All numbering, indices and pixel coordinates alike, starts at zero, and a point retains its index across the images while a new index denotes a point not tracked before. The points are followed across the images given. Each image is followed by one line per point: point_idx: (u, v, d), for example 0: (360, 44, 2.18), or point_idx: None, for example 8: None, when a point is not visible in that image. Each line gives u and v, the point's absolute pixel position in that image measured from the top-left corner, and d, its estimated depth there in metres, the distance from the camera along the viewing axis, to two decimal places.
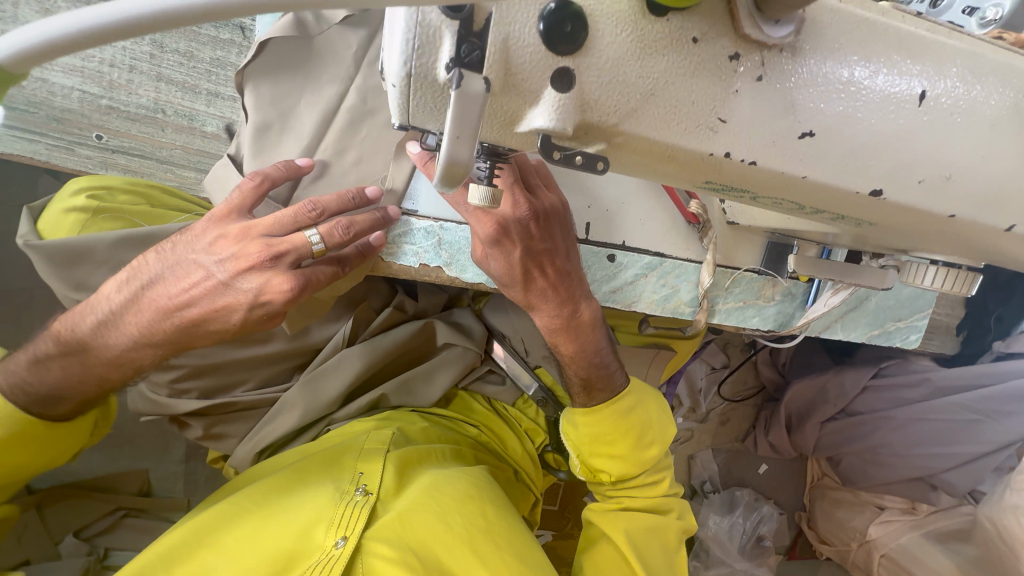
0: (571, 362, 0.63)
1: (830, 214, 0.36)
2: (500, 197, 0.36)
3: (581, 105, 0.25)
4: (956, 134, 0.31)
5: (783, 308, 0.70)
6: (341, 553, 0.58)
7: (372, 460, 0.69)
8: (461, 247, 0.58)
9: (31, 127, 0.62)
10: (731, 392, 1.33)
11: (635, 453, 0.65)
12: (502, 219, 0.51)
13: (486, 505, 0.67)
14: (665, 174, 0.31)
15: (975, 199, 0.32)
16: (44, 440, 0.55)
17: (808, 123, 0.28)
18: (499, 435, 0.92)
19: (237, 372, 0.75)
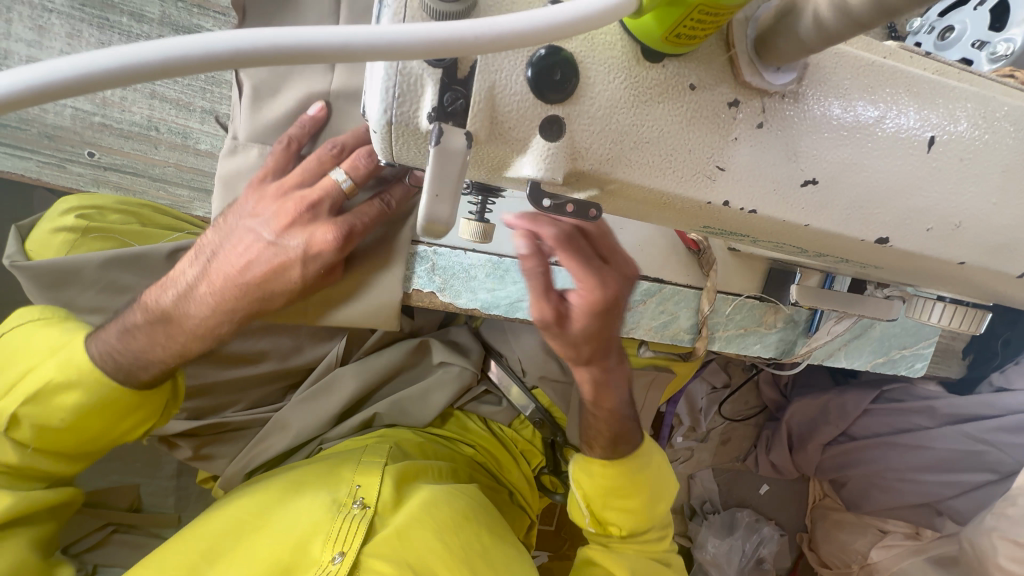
0: (601, 414, 0.64)
1: (832, 256, 0.35)
2: (491, 232, 0.37)
3: (571, 154, 0.24)
4: (967, 181, 0.29)
5: (786, 336, 0.68)
6: (339, 569, 0.57)
7: (368, 471, 0.68)
8: (455, 272, 0.57)
9: (23, 143, 0.61)
10: (731, 411, 1.29)
11: (647, 507, 0.66)
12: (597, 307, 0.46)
13: (486, 534, 0.66)
14: (661, 219, 0.30)
15: (985, 246, 0.31)
16: (118, 407, 0.54)
17: (811, 170, 0.27)
18: (495, 456, 0.91)
19: (227, 392, 0.74)
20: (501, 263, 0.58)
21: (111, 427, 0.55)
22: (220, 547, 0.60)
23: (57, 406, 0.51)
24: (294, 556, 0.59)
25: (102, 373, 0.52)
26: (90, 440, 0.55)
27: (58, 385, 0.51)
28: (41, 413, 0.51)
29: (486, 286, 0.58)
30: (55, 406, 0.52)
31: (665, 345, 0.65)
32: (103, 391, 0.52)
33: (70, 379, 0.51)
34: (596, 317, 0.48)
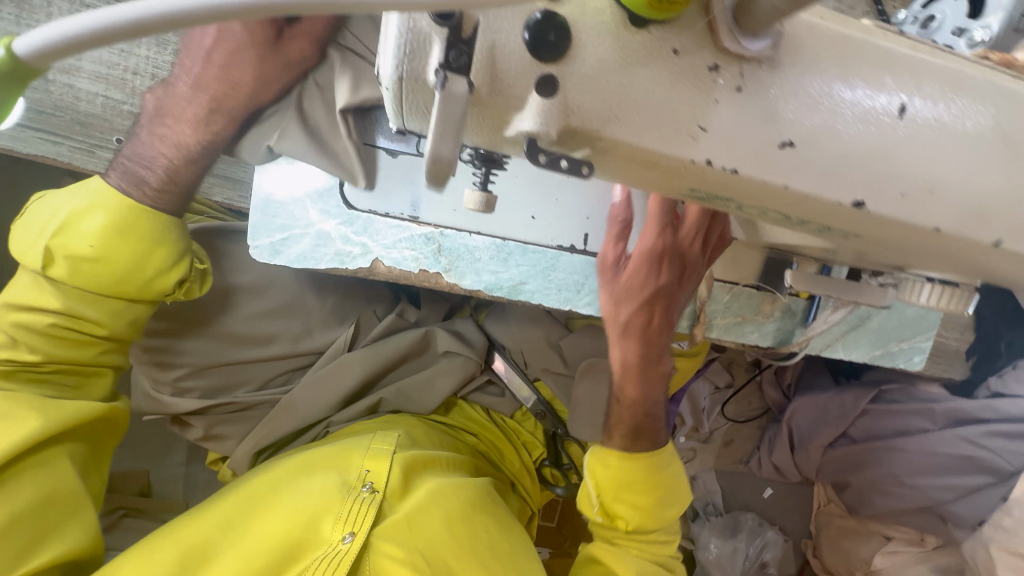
0: (628, 405, 0.65)
1: (816, 226, 0.36)
2: (494, 202, 0.39)
3: (564, 111, 0.26)
4: (938, 149, 0.31)
5: (783, 325, 0.70)
6: (349, 548, 0.59)
7: (377, 455, 0.68)
8: (460, 254, 0.60)
9: (57, 129, 0.65)
10: (735, 413, 1.29)
11: (659, 508, 0.64)
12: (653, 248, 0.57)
13: (496, 530, 0.67)
14: (651, 180, 0.32)
15: (959, 212, 0.33)
16: (134, 235, 0.54)
17: (788, 133, 0.29)
18: (497, 447, 0.92)
19: (238, 373, 0.76)
20: (505, 246, 0.61)
21: (133, 268, 0.54)
22: (237, 519, 0.62)
23: (77, 237, 0.52)
24: (305, 535, 0.60)
25: (116, 203, 0.53)
26: (111, 287, 0.55)
27: (74, 216, 0.53)
28: (65, 247, 0.53)
29: (489, 268, 0.61)
30: (77, 239, 0.53)
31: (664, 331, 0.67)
32: (117, 215, 0.53)
33: (88, 210, 0.53)
34: (650, 262, 0.57)
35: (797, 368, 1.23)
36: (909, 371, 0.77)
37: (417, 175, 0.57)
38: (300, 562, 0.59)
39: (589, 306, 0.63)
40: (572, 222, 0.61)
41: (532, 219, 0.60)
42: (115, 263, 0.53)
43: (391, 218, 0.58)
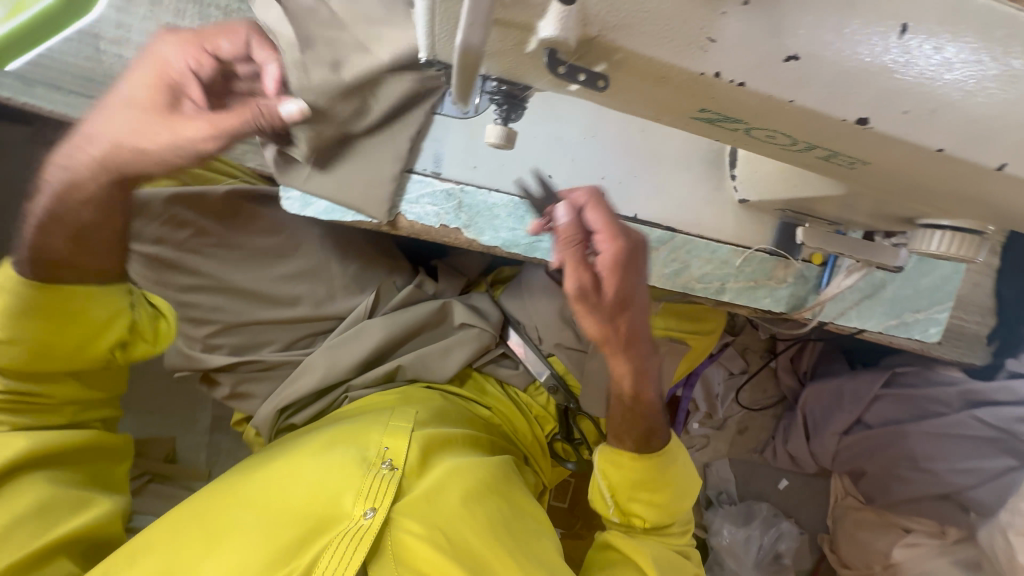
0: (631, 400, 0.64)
1: (824, 153, 0.38)
2: (514, 138, 0.42)
3: (583, 19, 0.29)
4: (939, 70, 0.33)
5: (796, 291, 0.71)
6: (371, 524, 0.57)
7: (395, 431, 0.66)
8: (479, 211, 0.62)
9: (104, 95, 0.70)
10: (749, 400, 1.29)
11: (671, 501, 0.66)
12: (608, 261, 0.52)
13: (515, 504, 0.67)
14: (662, 98, 0.34)
15: (961, 133, 0.34)
16: (56, 318, 0.57)
17: (794, 47, 0.31)
18: (512, 421, 0.93)
19: (265, 333, 0.79)
20: (522, 204, 0.63)
21: (81, 344, 0.59)
22: (253, 493, 0.60)
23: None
24: (327, 512, 0.58)
25: (21, 281, 0.55)
26: (44, 358, 0.58)
27: None
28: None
29: (507, 225, 0.63)
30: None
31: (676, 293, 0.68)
32: (32, 306, 0.55)
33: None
34: (620, 270, 0.52)
35: (813, 356, 1.24)
36: (924, 345, 0.76)
37: (444, 138, 0.62)
38: (322, 538, 0.56)
39: None
40: (587, 182, 0.64)
41: (549, 178, 0.63)
42: (36, 340, 0.57)
43: (416, 175, 0.62)
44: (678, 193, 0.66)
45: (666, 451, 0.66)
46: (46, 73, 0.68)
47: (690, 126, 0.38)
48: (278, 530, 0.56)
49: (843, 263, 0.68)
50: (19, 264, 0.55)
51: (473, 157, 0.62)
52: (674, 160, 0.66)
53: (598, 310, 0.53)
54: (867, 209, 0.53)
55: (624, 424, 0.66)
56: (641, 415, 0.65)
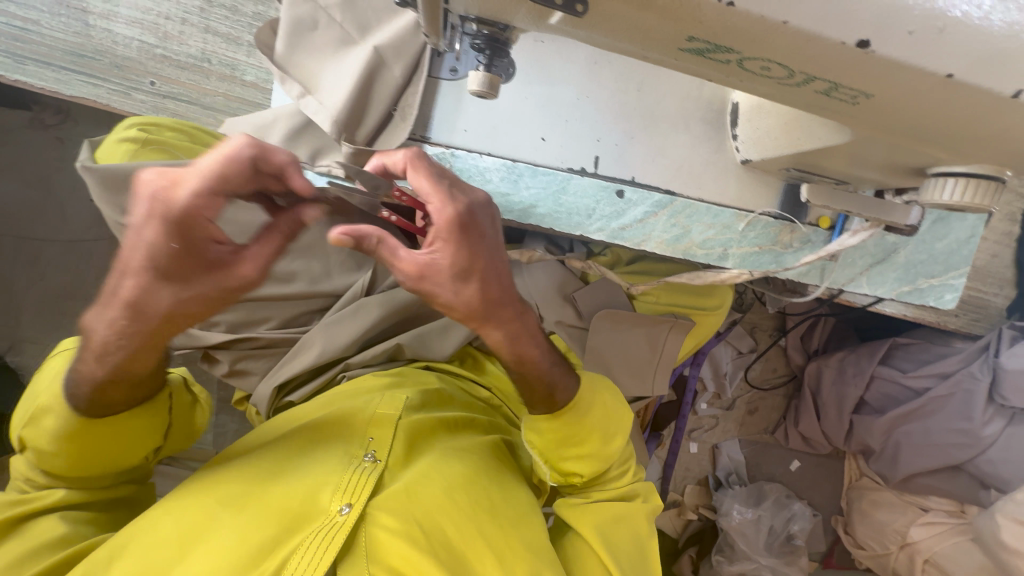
0: (523, 379, 0.55)
1: (827, 85, 0.36)
2: (496, 85, 0.45)
3: None
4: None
5: (803, 256, 0.68)
6: (345, 521, 0.51)
7: (381, 422, 0.61)
8: (471, 174, 0.61)
9: (97, 72, 0.69)
10: (758, 379, 1.26)
11: (601, 446, 0.62)
12: (442, 224, 0.41)
13: (514, 497, 0.61)
14: (648, 25, 0.33)
15: (974, 55, 0.31)
16: (93, 433, 0.52)
17: None
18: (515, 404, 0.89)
19: (263, 309, 0.79)
20: (515, 166, 0.62)
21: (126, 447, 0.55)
22: (228, 486, 0.55)
23: (40, 434, 0.53)
24: (304, 509, 0.53)
25: (64, 406, 0.52)
26: (83, 466, 0.55)
27: (40, 411, 0.53)
28: (33, 438, 0.53)
29: (501, 189, 0.62)
30: (41, 432, 0.53)
31: (678, 260, 0.66)
32: (70, 418, 0.51)
33: (47, 408, 0.52)
34: (453, 232, 0.42)
35: (823, 334, 1.21)
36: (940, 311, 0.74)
37: (433, 100, 0.61)
38: (294, 539, 0.51)
39: (600, 232, 0.64)
40: (582, 143, 0.62)
41: (543, 140, 0.62)
42: (80, 453, 0.53)
43: (406, 139, 0.61)
44: (675, 154, 0.64)
45: (579, 399, 0.60)
46: (37, 50, 0.68)
47: (678, 58, 0.36)
48: (244, 531, 0.50)
49: (853, 226, 0.65)
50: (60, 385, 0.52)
51: (467, 122, 0.61)
52: (674, 118, 0.63)
53: (441, 285, 0.43)
54: (876, 162, 0.51)
55: (530, 398, 0.59)
56: (532, 385, 0.57)
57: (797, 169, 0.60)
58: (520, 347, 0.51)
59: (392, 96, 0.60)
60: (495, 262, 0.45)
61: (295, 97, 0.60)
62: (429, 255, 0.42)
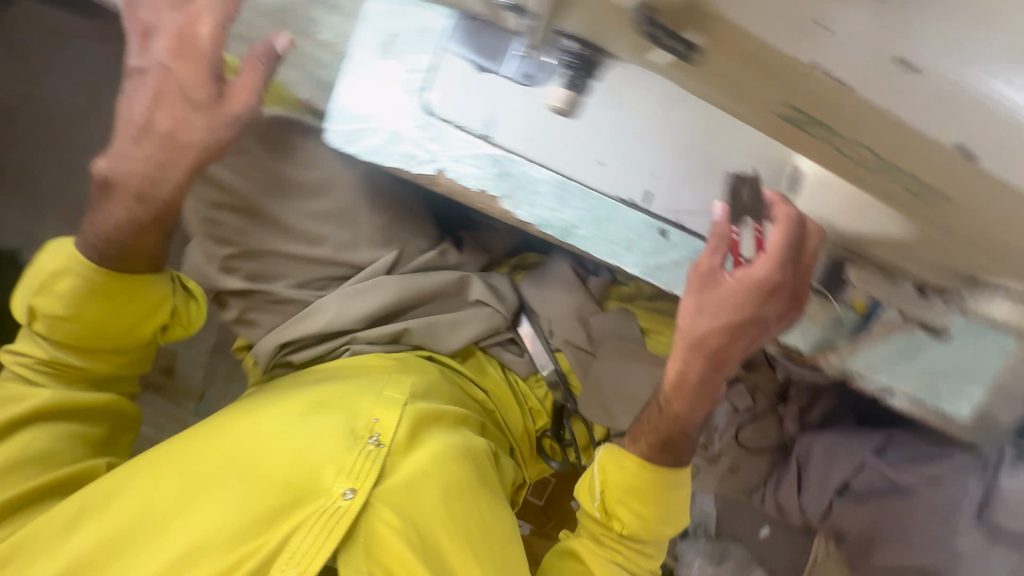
0: (672, 414, 0.68)
1: (903, 174, 0.35)
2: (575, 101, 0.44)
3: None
4: None
5: (826, 334, 0.68)
6: (348, 506, 0.55)
7: (387, 403, 0.63)
8: (522, 183, 0.61)
9: None
10: (749, 440, 1.22)
11: (657, 523, 0.70)
12: (763, 277, 0.57)
13: (497, 506, 0.64)
14: (741, 79, 0.32)
15: None
16: (105, 297, 0.64)
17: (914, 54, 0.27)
18: (503, 409, 0.89)
19: (280, 264, 0.78)
20: (567, 185, 0.61)
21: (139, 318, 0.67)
22: (232, 443, 0.58)
23: (54, 294, 0.64)
24: (303, 485, 0.56)
25: (80, 258, 0.64)
26: (96, 335, 0.66)
27: (54, 275, 0.64)
28: (40, 306, 0.64)
29: (548, 205, 0.61)
30: (53, 296, 0.64)
31: None
32: (89, 280, 0.63)
33: (65, 271, 0.63)
34: (756, 291, 0.58)
35: (823, 410, 1.18)
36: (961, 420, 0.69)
37: (498, 100, 0.59)
38: (297, 513, 0.55)
39: (635, 266, 0.63)
40: (637, 175, 0.61)
41: (598, 164, 0.61)
42: (84, 320, 0.65)
43: (462, 133, 0.60)
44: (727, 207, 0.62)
45: (678, 474, 0.70)
46: None
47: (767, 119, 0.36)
48: (250, 497, 0.55)
49: (884, 317, 0.64)
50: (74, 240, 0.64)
51: (458, 109, 0.59)
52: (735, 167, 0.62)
53: (712, 302, 0.60)
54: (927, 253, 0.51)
55: (649, 448, 0.70)
56: (677, 434, 0.69)
57: (850, 252, 0.63)
58: (704, 376, 0.65)
59: (457, 84, 0.59)
60: (755, 325, 0.61)
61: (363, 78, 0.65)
62: (756, 289, 0.58)
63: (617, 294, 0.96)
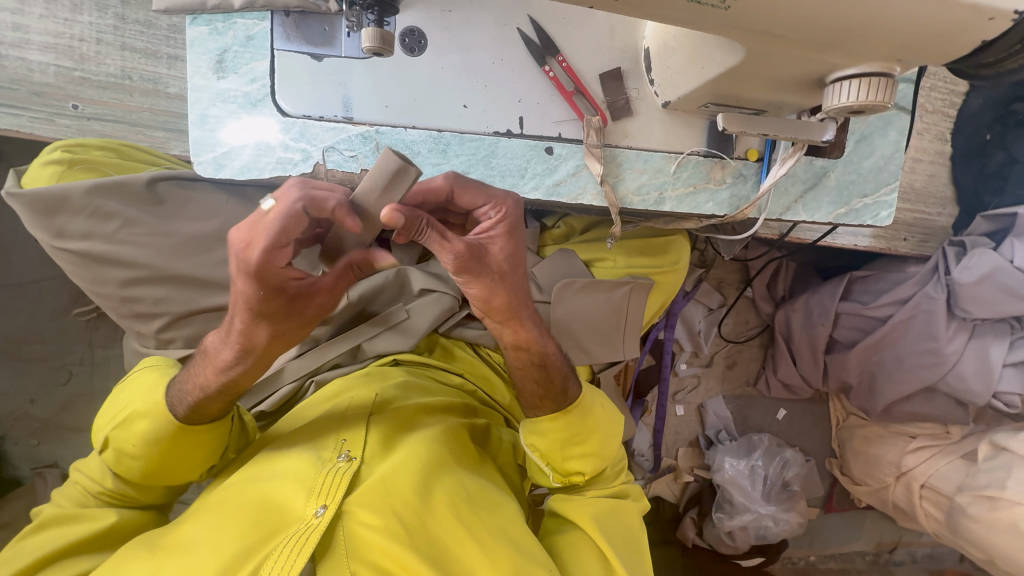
0: (784, 231, 0.95)
1: (708, 77, 0.55)
2: (720, 165, 0.68)
3: (383, 44, 0.53)
4: (706, 57, 0.53)
5: (737, 192, 0.69)
6: (321, 521, 0.54)
7: (393, 390, 0.72)
8: (593, 61, 0.64)
9: None
10: (733, 333, 1.27)
11: None
12: (542, 358, 0.63)
13: (222, 528, 0.54)
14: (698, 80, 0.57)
15: (690, 101, 0.61)
16: (166, 448, 0.59)
17: (666, 98, 0.63)
18: (263, 495, 0.57)
19: (219, 321, 0.74)
20: None
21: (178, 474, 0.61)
22: None
23: (130, 437, 0.59)
24: None
25: (164, 413, 0.58)
26: (153, 476, 0.61)
27: (135, 416, 0.59)
28: (117, 439, 0.60)
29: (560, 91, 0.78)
30: (131, 434, 0.59)
31: (616, 209, 0.66)
32: (156, 432, 0.58)
33: (145, 413, 0.58)
34: None
35: (787, 279, 1.22)
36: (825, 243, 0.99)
37: (349, 79, 0.59)
38: None
39: (535, 191, 0.64)
40: (690, 93, 0.59)
41: None
42: (154, 463, 0.60)
43: (326, 122, 0.59)
44: (576, 103, 0.63)
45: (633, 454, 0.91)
46: None
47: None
48: None
49: (778, 154, 0.67)
50: (172, 396, 0.58)
51: None
52: (686, 113, 0.67)
53: None
54: (729, 100, 0.60)
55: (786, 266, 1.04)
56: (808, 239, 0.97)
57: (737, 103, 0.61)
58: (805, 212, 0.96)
59: (306, 77, 0.58)
60: None
61: (651, 31, 0.62)
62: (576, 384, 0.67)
63: (552, 237, 0.96)
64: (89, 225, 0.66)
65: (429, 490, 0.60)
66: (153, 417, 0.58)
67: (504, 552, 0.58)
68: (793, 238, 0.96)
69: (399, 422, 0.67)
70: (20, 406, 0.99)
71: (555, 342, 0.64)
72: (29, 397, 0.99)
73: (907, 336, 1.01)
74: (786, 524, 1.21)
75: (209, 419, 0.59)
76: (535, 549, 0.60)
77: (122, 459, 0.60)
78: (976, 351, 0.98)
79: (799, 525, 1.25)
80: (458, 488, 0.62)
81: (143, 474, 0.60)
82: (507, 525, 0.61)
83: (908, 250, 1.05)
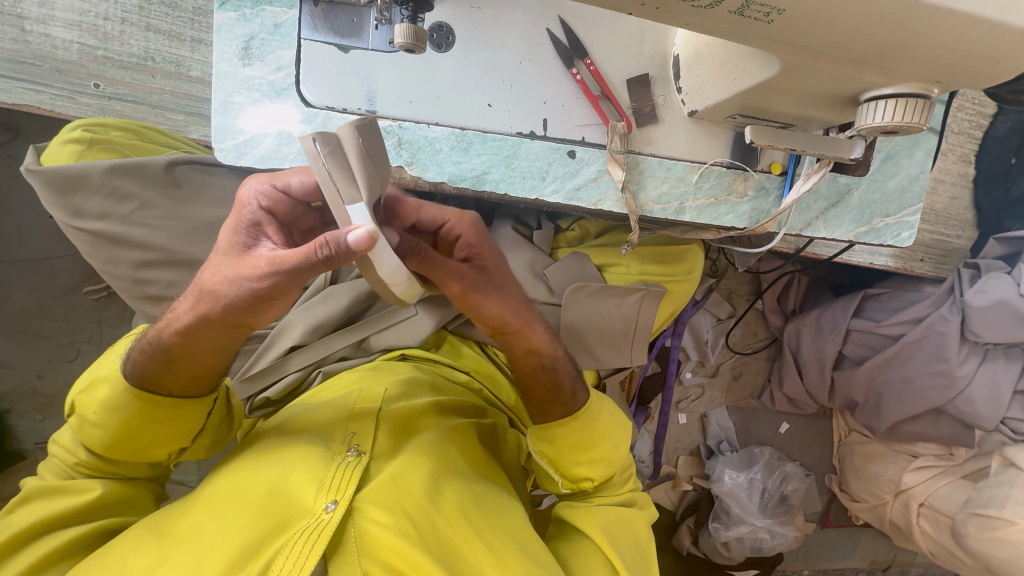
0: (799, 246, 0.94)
1: (740, 87, 0.54)
2: (743, 177, 0.68)
3: (417, 40, 0.52)
4: (739, 68, 0.52)
5: (759, 205, 0.69)
6: (331, 516, 0.54)
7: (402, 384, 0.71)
8: (620, 66, 0.63)
9: None
10: (741, 344, 1.26)
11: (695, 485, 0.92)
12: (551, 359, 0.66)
13: (232, 520, 0.54)
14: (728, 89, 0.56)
15: (719, 110, 0.60)
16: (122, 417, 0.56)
17: (694, 107, 0.62)
18: (271, 486, 0.57)
19: None
20: None
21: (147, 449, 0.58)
22: None
23: (92, 404, 0.57)
24: None
25: (122, 382, 0.56)
26: (118, 449, 0.58)
27: (97, 382, 0.58)
28: (82, 406, 0.58)
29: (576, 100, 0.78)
30: (92, 401, 0.57)
31: (635, 217, 0.66)
32: (113, 402, 0.56)
33: (103, 379, 0.57)
34: None
35: (799, 293, 1.21)
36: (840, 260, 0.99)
37: (374, 72, 0.59)
38: None
39: (556, 194, 0.63)
40: (718, 101, 0.58)
41: None
42: (121, 438, 0.57)
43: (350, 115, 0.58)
44: (602, 108, 0.63)
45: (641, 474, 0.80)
46: None
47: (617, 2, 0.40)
48: None
49: (803, 170, 0.66)
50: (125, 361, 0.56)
51: None
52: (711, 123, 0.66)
53: None
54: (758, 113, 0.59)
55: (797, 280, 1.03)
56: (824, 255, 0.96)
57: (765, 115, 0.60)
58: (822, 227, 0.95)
59: (332, 69, 0.58)
60: None
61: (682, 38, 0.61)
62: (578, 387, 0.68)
63: (566, 239, 0.96)
64: (106, 206, 0.66)
65: (438, 490, 0.60)
66: (111, 384, 0.56)
67: (511, 554, 0.58)
68: (810, 253, 0.96)
69: (407, 418, 0.66)
70: (28, 380, 1.00)
71: (561, 349, 0.67)
72: (36, 371, 1.00)
73: (917, 357, 1.01)
74: (782, 538, 1.21)
75: (160, 389, 0.56)
76: (542, 556, 0.60)
77: (84, 429, 0.58)
78: (986, 376, 0.97)
79: (795, 539, 1.25)
80: (463, 489, 0.61)
81: (106, 447, 0.58)
82: (512, 530, 0.61)
83: (924, 271, 1.04)
